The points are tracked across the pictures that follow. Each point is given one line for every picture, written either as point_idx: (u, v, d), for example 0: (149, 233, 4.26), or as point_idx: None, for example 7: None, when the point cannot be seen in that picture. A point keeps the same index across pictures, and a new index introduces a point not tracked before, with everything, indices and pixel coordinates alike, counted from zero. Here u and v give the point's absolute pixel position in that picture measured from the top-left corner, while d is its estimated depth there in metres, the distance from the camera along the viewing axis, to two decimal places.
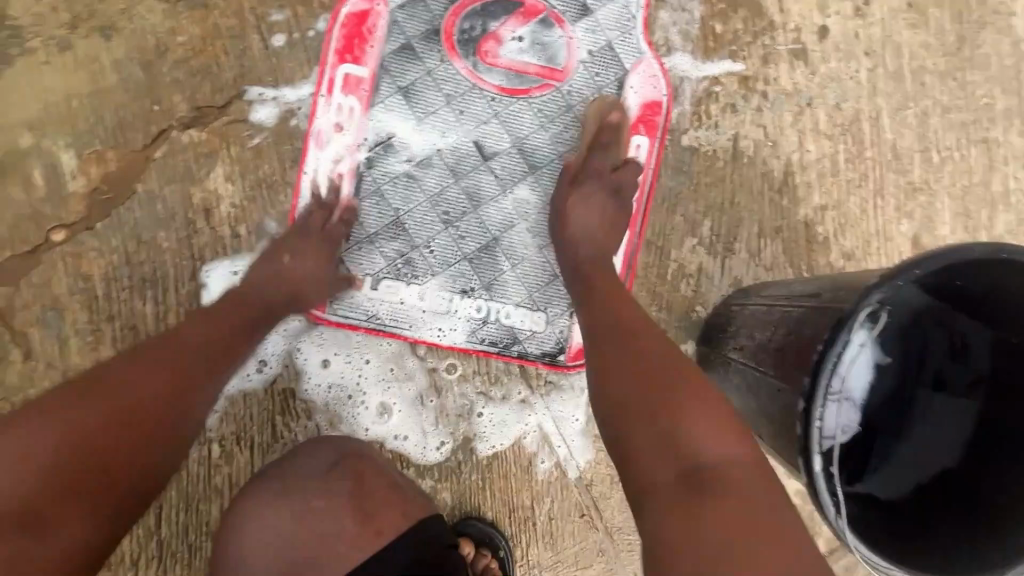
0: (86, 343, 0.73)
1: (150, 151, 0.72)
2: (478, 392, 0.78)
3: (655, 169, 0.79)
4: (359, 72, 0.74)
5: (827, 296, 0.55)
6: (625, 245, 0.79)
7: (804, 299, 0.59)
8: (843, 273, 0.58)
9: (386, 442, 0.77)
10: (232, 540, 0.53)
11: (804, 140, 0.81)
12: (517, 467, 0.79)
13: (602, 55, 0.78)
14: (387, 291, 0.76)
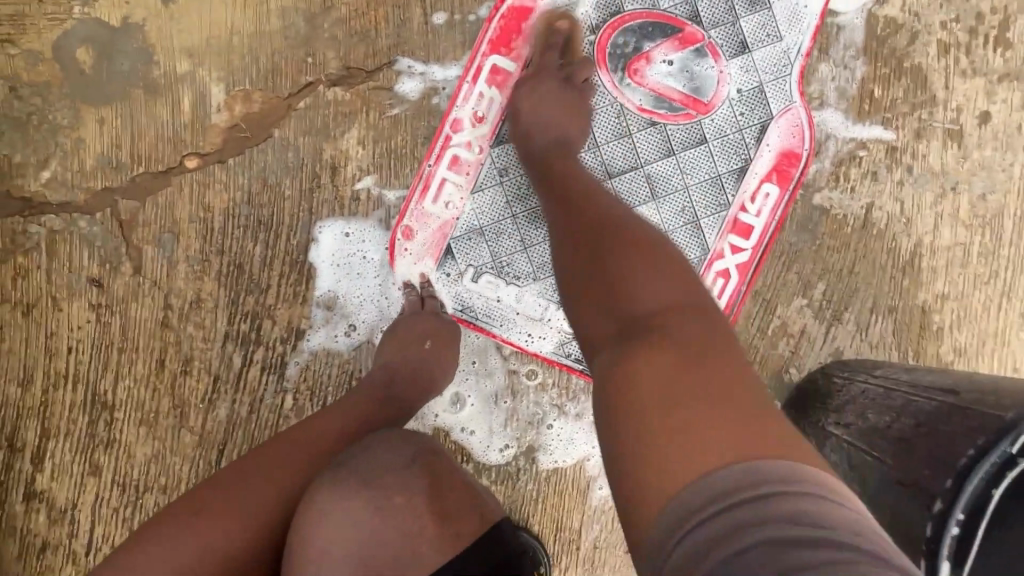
0: (193, 270, 0.74)
1: (294, 100, 0.74)
2: (552, 404, 0.77)
3: (779, 221, 0.76)
4: (507, 66, 0.74)
5: (967, 395, 0.52)
6: (732, 292, 0.76)
7: (935, 393, 0.56)
8: (983, 376, 0.55)
9: (452, 432, 0.76)
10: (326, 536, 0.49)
11: (939, 223, 0.77)
12: (574, 487, 0.77)
13: (751, 96, 0.75)
14: (486, 285, 0.75)
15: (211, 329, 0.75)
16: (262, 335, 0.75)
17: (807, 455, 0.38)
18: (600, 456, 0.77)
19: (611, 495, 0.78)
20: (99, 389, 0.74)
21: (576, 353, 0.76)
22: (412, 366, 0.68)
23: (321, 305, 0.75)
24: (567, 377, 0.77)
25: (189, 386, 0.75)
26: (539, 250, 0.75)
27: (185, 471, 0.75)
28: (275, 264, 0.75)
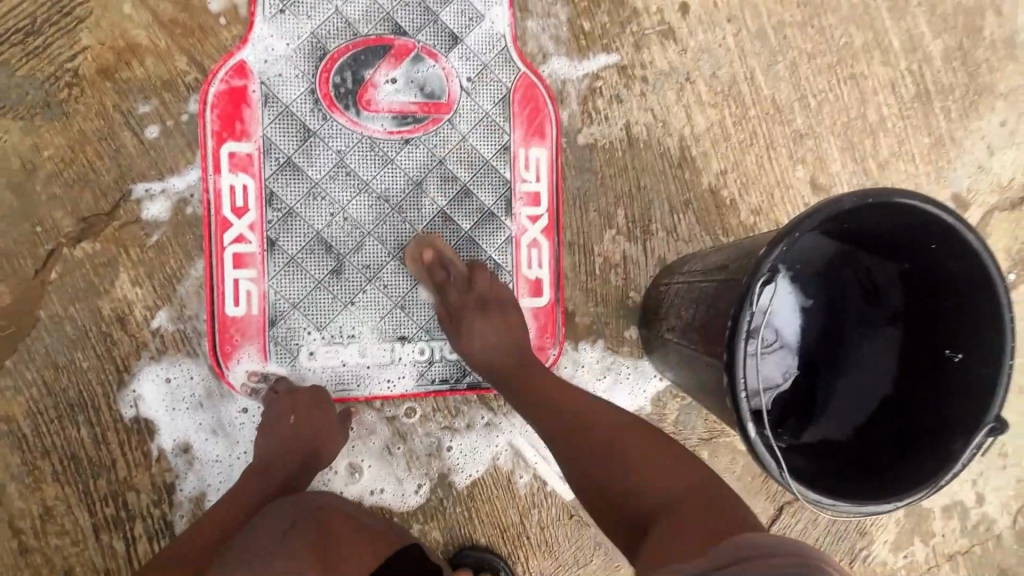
0: (27, 485, 0.69)
1: (44, 274, 0.69)
2: (442, 428, 0.79)
3: (558, 176, 0.80)
4: (243, 148, 0.73)
5: (732, 267, 0.58)
6: (548, 255, 0.80)
7: (715, 273, 0.62)
8: (743, 242, 0.62)
9: (364, 499, 0.77)
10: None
11: (690, 113, 0.84)
12: (498, 488, 0.80)
13: (481, 78, 0.78)
14: (327, 356, 0.75)
15: (76, 531, 0.70)
16: (132, 509, 0.72)
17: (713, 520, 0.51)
18: (506, 450, 0.80)
19: (534, 477, 0.81)
20: None
21: (439, 375, 0.78)
22: (282, 446, 0.67)
23: (176, 452, 0.72)
24: (443, 398, 0.79)
25: None
26: (359, 301, 0.75)
27: None
28: (109, 438, 0.71)
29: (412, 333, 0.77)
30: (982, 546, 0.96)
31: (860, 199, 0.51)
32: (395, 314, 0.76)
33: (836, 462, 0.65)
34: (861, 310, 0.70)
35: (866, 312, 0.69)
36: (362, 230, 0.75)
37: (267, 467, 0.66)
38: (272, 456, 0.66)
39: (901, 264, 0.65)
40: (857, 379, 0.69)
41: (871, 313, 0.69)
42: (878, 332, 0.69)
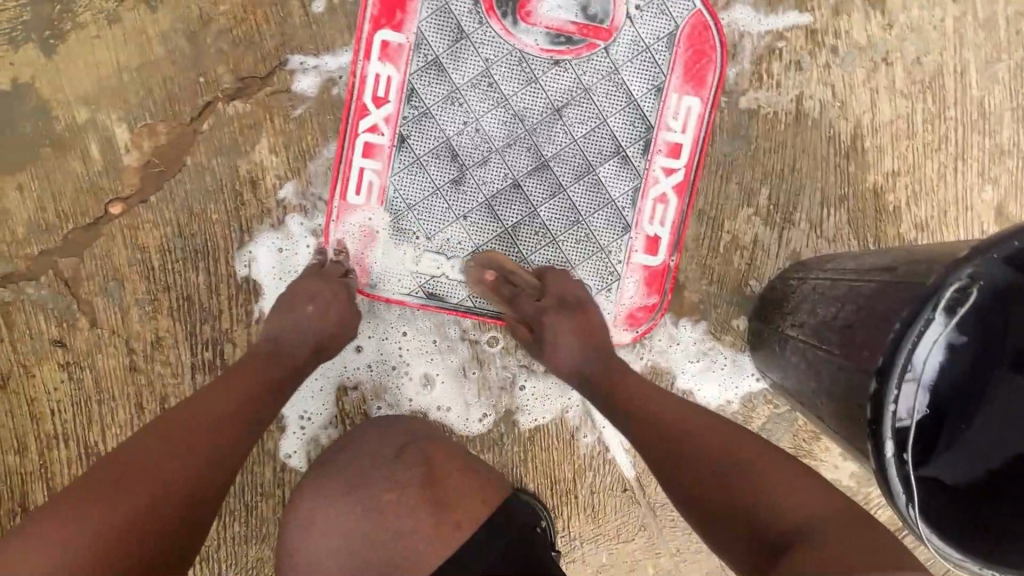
0: (145, 312, 0.75)
1: (197, 123, 0.73)
2: (520, 365, 0.77)
3: (707, 134, 0.74)
4: (396, 38, 0.72)
5: (903, 269, 0.51)
6: (673, 216, 0.74)
7: (875, 273, 0.54)
8: (921, 246, 0.53)
9: (429, 413, 0.77)
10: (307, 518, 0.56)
11: (876, 99, 0.74)
12: (559, 440, 0.78)
13: (651, 9, 0.72)
14: (428, 264, 0.75)
15: (177, 365, 0.76)
16: (226, 360, 0.76)
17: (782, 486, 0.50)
18: (577, 406, 0.78)
19: (598, 441, 0.78)
20: (89, 441, 0.77)
21: None
22: (299, 331, 0.64)
23: None
24: None
25: None
26: (471, 217, 0.74)
27: None
28: (220, 290, 0.75)
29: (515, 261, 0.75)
30: None
31: None
32: (502, 239, 0.74)
33: (952, 507, 0.57)
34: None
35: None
36: (490, 146, 0.73)
37: (275, 352, 0.63)
38: (282, 341, 0.64)
39: None
40: (996, 423, 0.61)
41: None
42: None
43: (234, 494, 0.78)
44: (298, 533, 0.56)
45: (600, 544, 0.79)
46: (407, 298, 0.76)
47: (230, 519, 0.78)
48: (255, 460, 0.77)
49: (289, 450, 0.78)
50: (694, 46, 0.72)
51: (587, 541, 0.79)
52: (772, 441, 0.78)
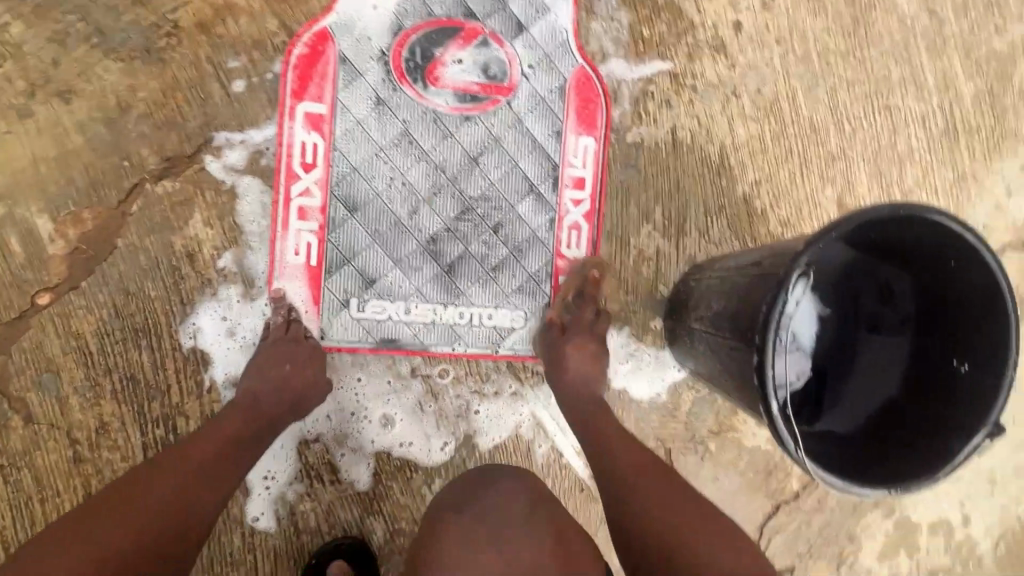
0: (87, 399, 0.74)
1: (125, 205, 0.75)
2: (472, 391, 0.84)
3: (604, 166, 0.86)
4: (318, 109, 0.78)
5: (766, 263, 0.64)
6: (587, 239, 0.85)
7: (748, 269, 0.67)
8: (778, 242, 0.66)
9: (393, 451, 0.82)
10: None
11: (733, 125, 0.90)
12: (517, 454, 0.85)
13: (542, 67, 0.84)
14: (374, 310, 0.80)
15: (126, 448, 0.75)
16: (180, 433, 0.76)
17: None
18: (529, 420, 0.85)
19: (551, 449, 0.86)
20: None
21: (476, 339, 0.83)
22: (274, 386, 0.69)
23: (225, 385, 0.77)
24: (477, 363, 0.84)
25: None
26: (408, 262, 0.81)
27: None
28: (166, 365, 0.76)
29: (455, 297, 0.82)
30: (963, 563, 1.02)
31: (894, 210, 0.56)
32: (440, 278, 0.81)
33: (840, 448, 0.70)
34: (879, 313, 0.75)
35: (877, 314, 0.76)
36: (418, 197, 0.81)
37: (253, 405, 0.67)
38: (259, 395, 0.68)
39: (917, 275, 0.71)
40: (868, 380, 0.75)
41: (884, 316, 0.75)
42: (890, 333, 0.75)
43: (203, 569, 0.78)
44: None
45: None
46: (358, 344, 0.80)
47: None
48: (222, 529, 0.78)
49: (257, 512, 0.79)
50: (583, 95, 0.85)
51: None
52: (698, 421, 0.90)
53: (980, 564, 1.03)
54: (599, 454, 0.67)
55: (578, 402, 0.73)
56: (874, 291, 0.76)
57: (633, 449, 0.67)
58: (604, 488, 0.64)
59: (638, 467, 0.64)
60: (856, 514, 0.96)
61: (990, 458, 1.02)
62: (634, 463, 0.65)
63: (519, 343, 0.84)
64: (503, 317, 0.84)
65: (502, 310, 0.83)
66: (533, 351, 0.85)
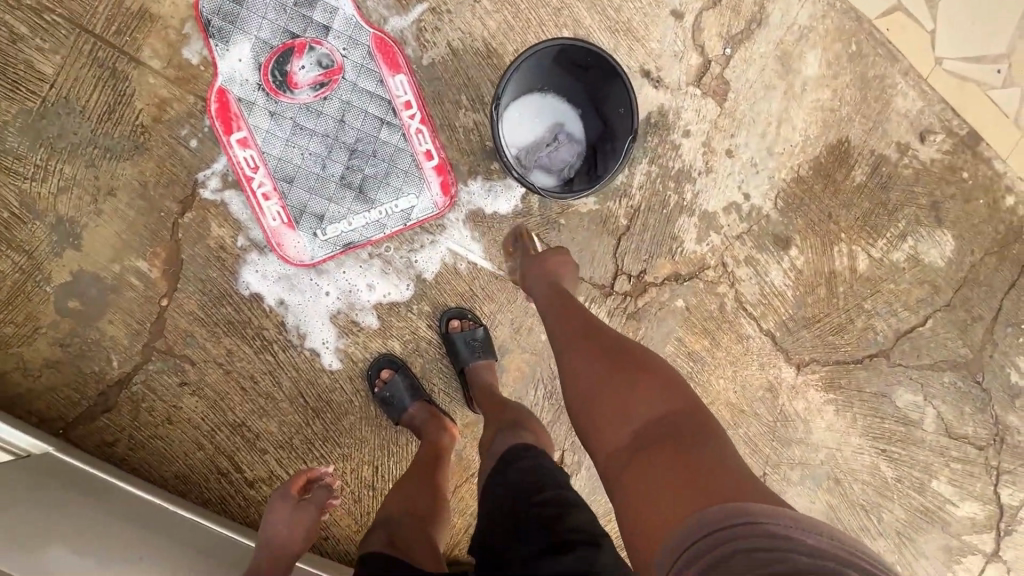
0: (215, 341, 1.35)
1: (176, 235, 1.31)
2: (408, 250, 1.41)
3: (417, 87, 1.35)
4: (241, 134, 1.29)
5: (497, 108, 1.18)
6: (429, 136, 1.37)
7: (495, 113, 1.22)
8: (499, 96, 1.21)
9: (382, 300, 1.41)
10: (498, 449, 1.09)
11: (485, 21, 1.36)
12: (451, 273, 1.44)
13: (351, 46, 1.31)
14: (332, 230, 1.36)
15: (247, 356, 1.37)
16: (269, 337, 1.38)
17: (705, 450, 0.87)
18: (447, 252, 1.42)
19: (468, 263, 1.44)
20: (230, 419, 1.39)
21: (395, 221, 1.39)
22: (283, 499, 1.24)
23: (277, 304, 1.37)
24: (402, 234, 1.40)
25: (263, 383, 1.39)
26: (337, 196, 1.35)
27: (298, 415, 1.42)
28: (243, 308, 1.36)
29: (371, 203, 1.37)
30: (756, 222, 1.59)
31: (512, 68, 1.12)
32: (358, 197, 1.36)
33: (604, 159, 1.32)
34: (597, 73, 1.27)
35: (597, 74, 1.27)
36: (322, 157, 1.34)
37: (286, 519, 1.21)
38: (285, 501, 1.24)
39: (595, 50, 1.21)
40: (612, 111, 1.29)
41: (599, 73, 1.26)
42: (608, 81, 1.26)
43: (318, 397, 1.42)
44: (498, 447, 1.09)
45: (502, 308, 1.47)
46: (333, 253, 1.37)
47: (324, 409, 1.43)
48: (316, 375, 1.41)
49: (330, 360, 1.41)
50: (383, 50, 1.33)
51: (495, 310, 1.47)
52: (547, 210, 1.46)
53: (768, 219, 1.59)
54: (611, 373, 1.00)
55: (573, 335, 1.10)
56: (588, 63, 1.26)
57: (652, 395, 0.96)
58: (601, 381, 1.00)
59: (652, 397, 0.96)
60: (671, 221, 1.53)
61: (748, 151, 1.54)
62: (651, 406, 0.94)
63: (420, 213, 1.39)
64: (405, 202, 1.38)
65: (402, 198, 1.38)
66: (430, 213, 1.40)
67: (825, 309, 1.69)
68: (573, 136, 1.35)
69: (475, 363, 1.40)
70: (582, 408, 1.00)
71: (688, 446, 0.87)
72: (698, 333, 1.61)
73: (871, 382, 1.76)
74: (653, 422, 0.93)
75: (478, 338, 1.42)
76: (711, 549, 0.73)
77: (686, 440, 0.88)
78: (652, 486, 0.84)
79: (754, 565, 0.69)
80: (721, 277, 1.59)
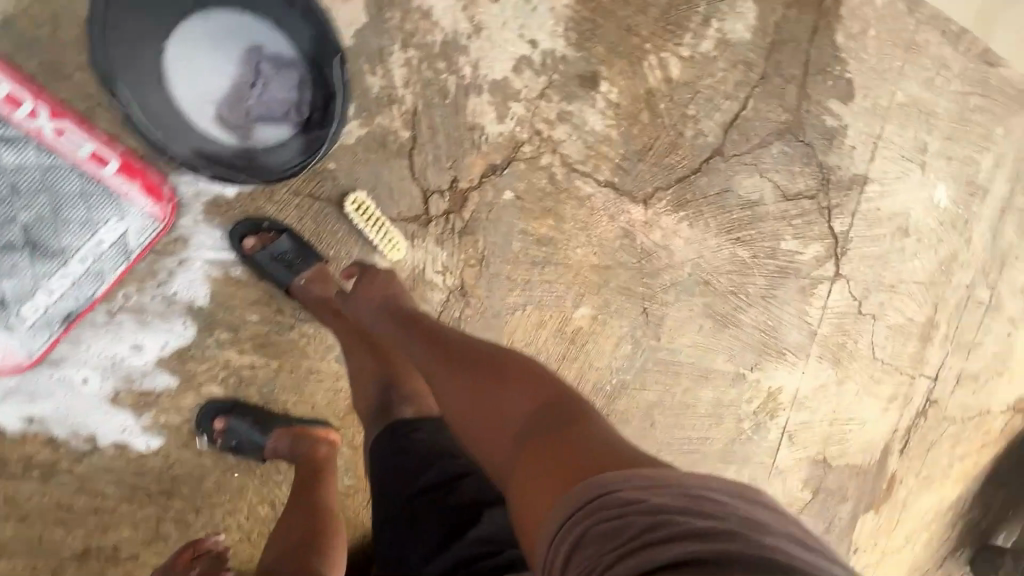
0: None
1: None
2: (155, 286, 1.08)
3: (17, 72, 0.93)
4: None
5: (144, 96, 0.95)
6: (80, 132, 0.96)
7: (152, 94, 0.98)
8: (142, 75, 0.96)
9: (161, 355, 1.12)
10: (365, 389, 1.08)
11: None
12: (229, 286, 1.14)
13: None
14: (31, 310, 1.00)
15: (34, 488, 1.10)
16: (47, 457, 1.09)
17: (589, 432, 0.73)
18: (208, 265, 1.12)
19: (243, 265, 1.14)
20: (66, 553, 1.14)
21: (112, 261, 1.02)
22: None
23: (27, 421, 1.06)
24: (134, 270, 1.06)
25: (78, 502, 1.13)
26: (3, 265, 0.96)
27: (146, 509, 1.19)
28: None
29: (60, 254, 0.98)
30: (552, 69, 1.35)
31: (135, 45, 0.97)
32: (35, 253, 0.97)
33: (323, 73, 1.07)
34: None
35: None
36: None
37: None
38: None
39: None
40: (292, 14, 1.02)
41: None
42: None
43: (157, 480, 1.19)
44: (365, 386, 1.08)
45: None
46: (55, 335, 1.03)
47: (173, 487, 1.20)
48: (137, 463, 1.16)
49: (144, 442, 1.16)
50: None
51: None
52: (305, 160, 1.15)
53: (565, 60, 1.36)
54: (476, 373, 0.87)
55: (430, 339, 0.97)
56: None
57: (520, 389, 0.82)
58: (465, 386, 0.86)
59: (525, 390, 0.82)
60: (460, 110, 1.26)
61: None
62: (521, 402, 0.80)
63: (137, 235, 1.03)
64: (107, 231, 1.00)
65: (99, 228, 1.00)
66: (153, 230, 1.04)
67: (653, 134, 1.57)
68: (274, 56, 1.05)
69: (299, 278, 1.15)
70: (463, 430, 0.86)
71: (565, 429, 0.74)
72: (539, 216, 1.47)
73: (712, 185, 1.76)
74: (524, 414, 0.79)
75: (287, 249, 1.15)
76: (578, 524, 0.60)
77: (564, 429, 0.74)
78: (532, 486, 0.70)
79: (613, 534, 0.56)
80: (540, 148, 1.40)
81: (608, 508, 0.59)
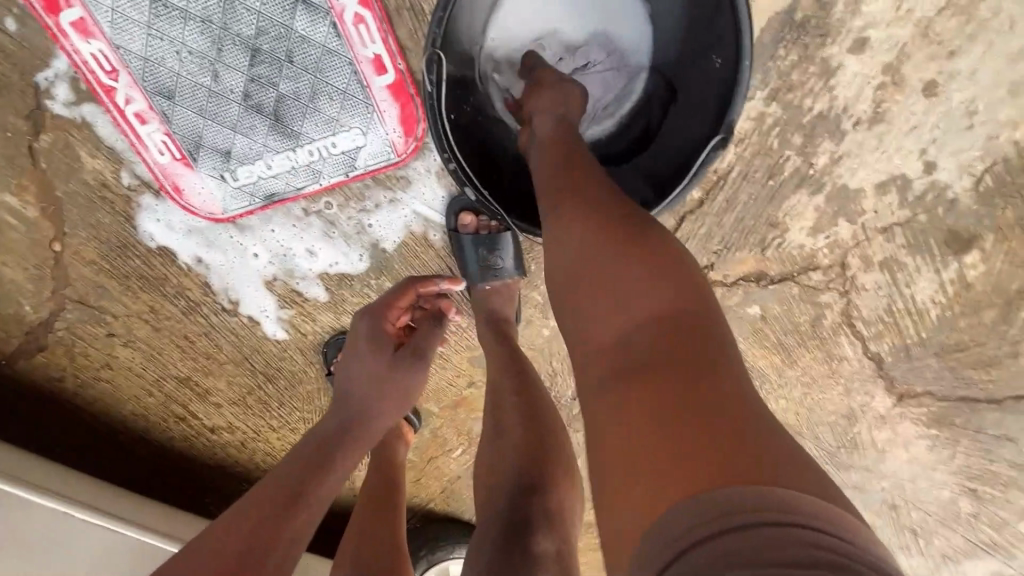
0: (130, 294, 1.10)
1: (38, 165, 0.94)
2: (357, 210, 0.97)
3: None
4: (75, 14, 0.80)
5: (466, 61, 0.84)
6: (376, 32, 0.81)
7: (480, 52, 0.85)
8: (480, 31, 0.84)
9: (328, 270, 1.04)
10: (492, 446, 0.87)
11: None
12: (417, 244, 1.01)
13: None
14: (246, 174, 0.94)
15: (174, 314, 1.12)
16: (195, 297, 1.10)
17: (719, 376, 0.51)
18: (414, 217, 0.98)
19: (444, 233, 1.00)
20: (178, 374, 1.21)
21: (335, 168, 0.92)
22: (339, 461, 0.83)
23: (195, 263, 1.05)
24: (346, 187, 0.95)
25: (202, 344, 1.16)
26: (242, 123, 0.89)
27: (247, 378, 1.20)
28: (154, 262, 1.05)
29: (295, 138, 0.90)
30: (929, 210, 0.95)
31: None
32: (274, 125, 0.89)
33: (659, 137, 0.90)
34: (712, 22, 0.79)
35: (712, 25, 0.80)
36: (210, 59, 0.83)
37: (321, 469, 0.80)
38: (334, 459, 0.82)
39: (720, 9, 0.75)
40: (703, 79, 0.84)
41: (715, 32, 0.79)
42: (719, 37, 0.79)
43: (266, 363, 1.18)
44: (491, 447, 0.87)
45: None
46: (252, 206, 0.98)
47: (273, 375, 1.20)
48: (258, 342, 1.15)
49: (273, 329, 1.14)
50: None
51: None
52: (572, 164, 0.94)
53: (950, 206, 0.94)
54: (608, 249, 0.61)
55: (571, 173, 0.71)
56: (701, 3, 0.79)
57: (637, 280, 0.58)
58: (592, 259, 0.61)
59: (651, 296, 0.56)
60: (777, 200, 0.94)
61: (966, 87, 0.83)
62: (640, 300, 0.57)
63: (370, 157, 0.91)
64: (346, 140, 0.90)
65: (341, 133, 0.89)
66: (385, 160, 0.91)
67: (981, 337, 1.12)
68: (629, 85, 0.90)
69: (482, 283, 0.99)
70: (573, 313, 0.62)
71: (696, 370, 0.51)
72: (767, 348, 1.14)
73: (998, 424, 1.27)
74: (639, 326, 0.56)
75: (499, 246, 0.99)
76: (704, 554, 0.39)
77: (686, 348, 0.52)
78: (614, 427, 0.52)
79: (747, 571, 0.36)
80: (832, 283, 1.04)
81: (748, 541, 0.38)
